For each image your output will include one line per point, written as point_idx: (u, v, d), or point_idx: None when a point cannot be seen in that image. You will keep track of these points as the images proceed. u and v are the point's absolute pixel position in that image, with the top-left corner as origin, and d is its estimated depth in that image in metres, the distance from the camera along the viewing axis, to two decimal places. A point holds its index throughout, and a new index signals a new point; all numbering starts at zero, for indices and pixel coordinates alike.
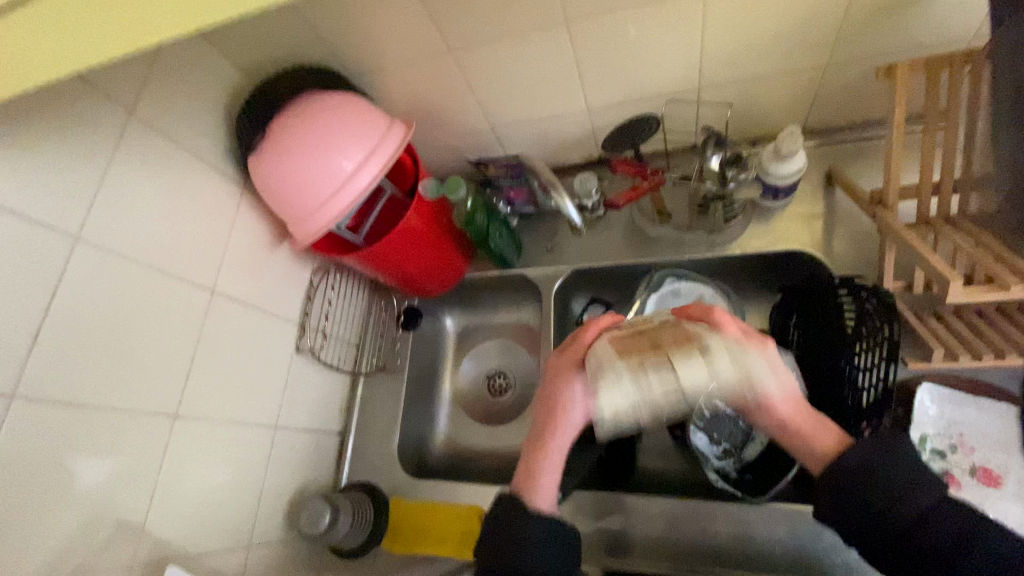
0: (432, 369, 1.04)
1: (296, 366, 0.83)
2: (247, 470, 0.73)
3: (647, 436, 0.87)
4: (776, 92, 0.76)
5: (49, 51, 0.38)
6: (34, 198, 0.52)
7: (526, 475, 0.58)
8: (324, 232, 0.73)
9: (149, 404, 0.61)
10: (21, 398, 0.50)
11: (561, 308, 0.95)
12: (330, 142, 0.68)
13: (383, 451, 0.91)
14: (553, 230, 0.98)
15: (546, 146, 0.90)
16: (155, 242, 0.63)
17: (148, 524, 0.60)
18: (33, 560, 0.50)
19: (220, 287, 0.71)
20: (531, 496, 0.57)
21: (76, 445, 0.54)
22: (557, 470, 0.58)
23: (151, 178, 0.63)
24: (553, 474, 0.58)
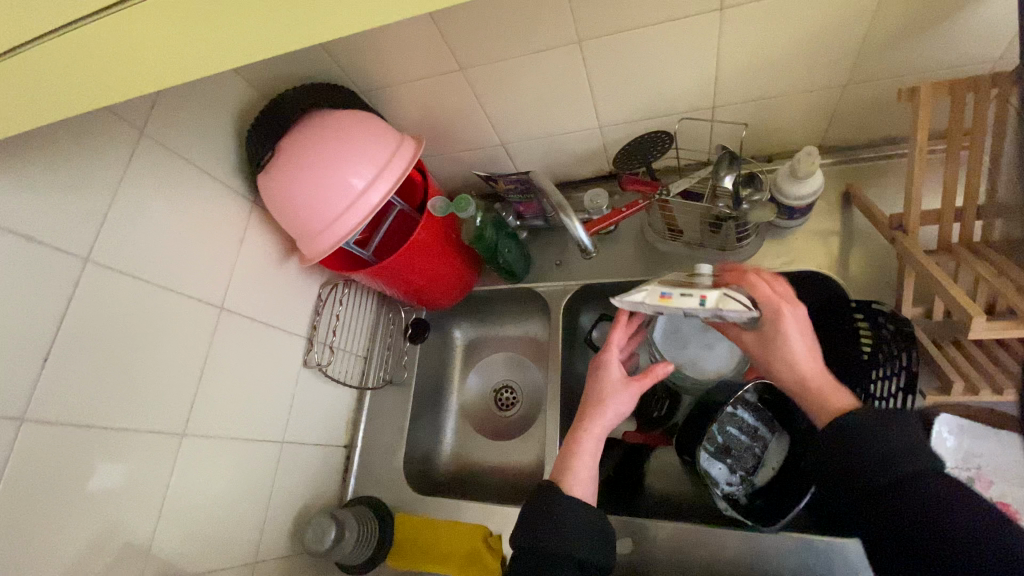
0: (439, 381, 1.04)
1: (303, 380, 0.83)
2: (251, 488, 0.73)
3: (654, 457, 0.86)
4: (793, 109, 0.74)
5: (91, 81, 0.39)
6: (43, 221, 0.52)
7: (562, 464, 0.61)
8: (333, 249, 0.72)
9: (154, 424, 0.61)
10: (29, 420, 0.50)
11: (569, 323, 0.95)
12: (339, 161, 0.68)
13: (389, 466, 0.91)
14: (562, 244, 0.97)
15: (556, 160, 0.89)
16: (162, 260, 0.63)
17: (152, 545, 0.60)
18: None
19: (228, 303, 0.71)
20: (568, 479, 0.59)
21: (84, 465, 0.54)
22: (591, 457, 0.61)
23: (160, 195, 0.63)
24: (587, 461, 0.61)
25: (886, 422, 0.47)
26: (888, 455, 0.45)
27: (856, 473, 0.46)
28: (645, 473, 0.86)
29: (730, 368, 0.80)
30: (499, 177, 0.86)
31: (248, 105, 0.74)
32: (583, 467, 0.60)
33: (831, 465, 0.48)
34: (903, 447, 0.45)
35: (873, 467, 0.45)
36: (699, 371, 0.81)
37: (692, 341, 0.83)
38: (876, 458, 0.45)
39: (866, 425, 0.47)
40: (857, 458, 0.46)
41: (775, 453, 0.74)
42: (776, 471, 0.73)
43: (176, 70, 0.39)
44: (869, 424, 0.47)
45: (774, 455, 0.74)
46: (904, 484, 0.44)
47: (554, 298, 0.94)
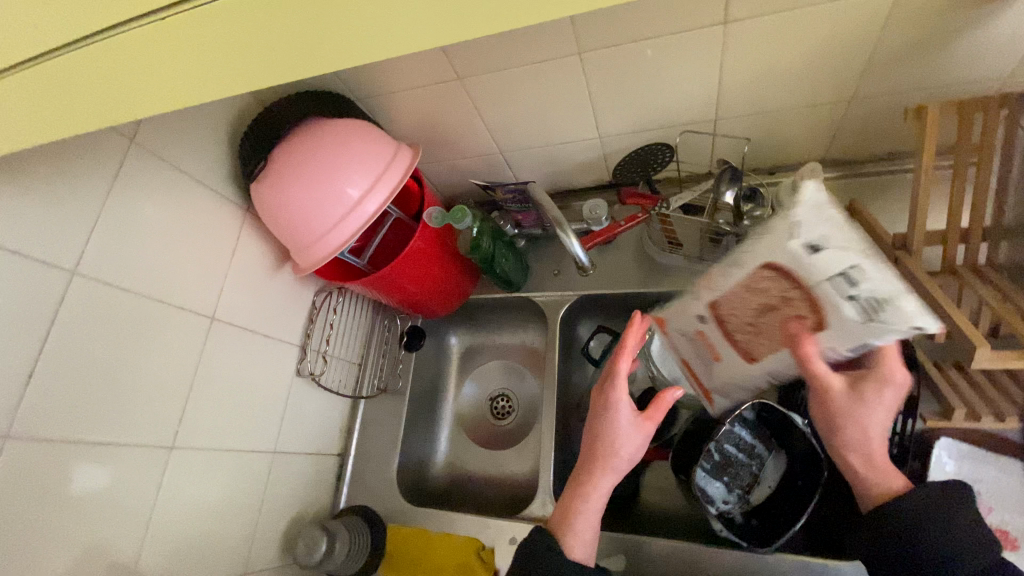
0: (434, 389, 1.03)
1: (295, 390, 0.82)
2: (242, 499, 0.72)
3: (650, 470, 0.85)
4: (797, 124, 0.73)
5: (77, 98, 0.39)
6: (29, 233, 0.51)
7: (563, 517, 0.58)
8: (327, 260, 0.71)
9: (143, 437, 0.60)
10: (14, 437, 0.49)
11: (566, 333, 0.94)
12: (333, 171, 0.67)
13: (382, 476, 0.90)
14: (560, 254, 0.96)
15: (555, 170, 0.88)
16: (154, 270, 0.62)
17: (139, 561, 0.59)
18: None
19: (219, 313, 0.70)
20: (568, 538, 0.56)
21: (70, 481, 0.54)
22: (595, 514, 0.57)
23: (151, 206, 0.62)
24: (589, 517, 0.57)
25: (951, 509, 0.48)
26: (959, 553, 0.46)
27: (919, 565, 0.47)
28: (641, 487, 0.85)
29: None
30: (497, 186, 0.85)
31: (242, 112, 0.73)
32: (584, 526, 0.57)
33: (890, 547, 0.49)
34: (971, 546, 0.46)
35: (940, 561, 0.46)
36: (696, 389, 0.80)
37: None
38: (939, 553, 0.47)
39: (931, 513, 0.48)
40: (921, 551, 0.47)
41: (772, 471, 0.73)
42: (773, 490, 0.73)
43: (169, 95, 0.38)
44: (936, 512, 0.48)
45: (771, 471, 0.74)
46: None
47: (551, 308, 0.93)
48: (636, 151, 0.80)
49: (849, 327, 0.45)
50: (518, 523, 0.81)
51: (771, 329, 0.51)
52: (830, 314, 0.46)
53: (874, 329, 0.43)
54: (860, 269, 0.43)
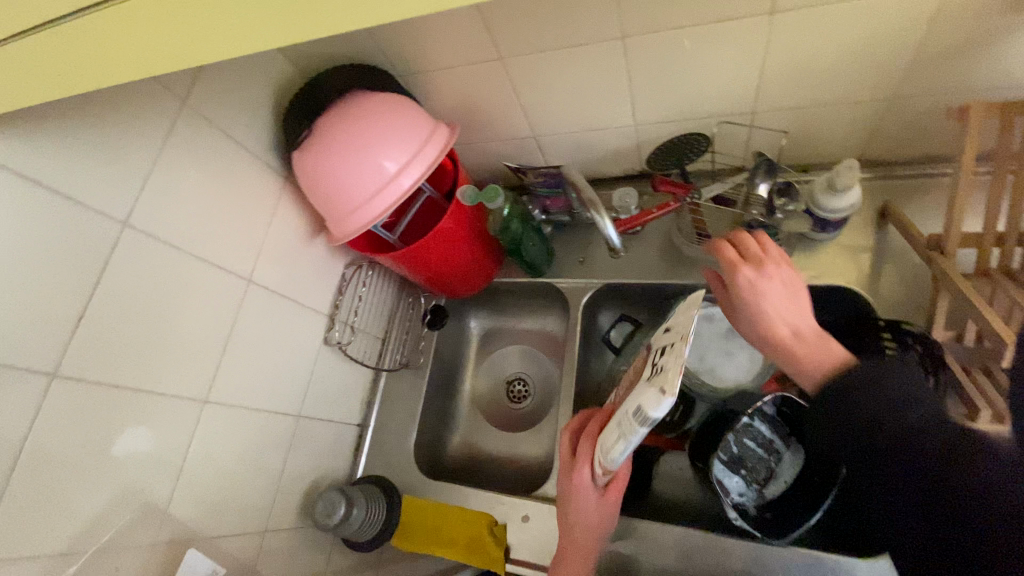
0: (453, 368, 1.05)
1: (322, 358, 0.85)
2: (265, 458, 0.74)
3: (663, 461, 0.86)
4: (835, 121, 0.73)
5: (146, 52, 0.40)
6: (88, 184, 0.53)
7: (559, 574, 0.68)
8: (360, 233, 0.72)
9: (176, 388, 0.62)
10: (61, 377, 0.52)
11: (588, 320, 0.95)
12: (373, 143, 0.68)
13: (400, 448, 0.92)
14: (587, 242, 0.97)
15: (587, 157, 0.89)
16: (197, 229, 0.64)
17: (169, 508, 0.62)
18: (56, 537, 0.52)
19: (256, 277, 0.72)
20: None
21: (111, 424, 0.56)
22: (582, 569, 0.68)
23: (198, 167, 0.64)
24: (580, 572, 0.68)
25: (882, 381, 0.46)
26: (912, 431, 0.42)
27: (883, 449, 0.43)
28: (653, 476, 0.86)
29: (749, 378, 0.80)
30: (529, 171, 0.86)
31: (288, 84, 0.75)
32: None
33: (844, 436, 0.46)
34: (922, 426, 0.42)
35: (900, 435, 0.43)
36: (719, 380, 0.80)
37: (711, 347, 0.83)
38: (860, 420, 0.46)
39: (863, 382, 0.47)
40: (875, 431, 0.44)
41: (788, 467, 0.74)
42: (788, 485, 0.73)
43: (232, 49, 0.39)
44: (889, 398, 0.45)
45: (787, 467, 0.74)
46: (912, 439, 0.42)
47: (575, 295, 0.94)
48: (670, 141, 0.80)
49: (648, 396, 0.51)
50: (531, 501, 0.82)
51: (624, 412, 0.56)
52: (652, 398, 0.49)
53: (651, 396, 0.50)
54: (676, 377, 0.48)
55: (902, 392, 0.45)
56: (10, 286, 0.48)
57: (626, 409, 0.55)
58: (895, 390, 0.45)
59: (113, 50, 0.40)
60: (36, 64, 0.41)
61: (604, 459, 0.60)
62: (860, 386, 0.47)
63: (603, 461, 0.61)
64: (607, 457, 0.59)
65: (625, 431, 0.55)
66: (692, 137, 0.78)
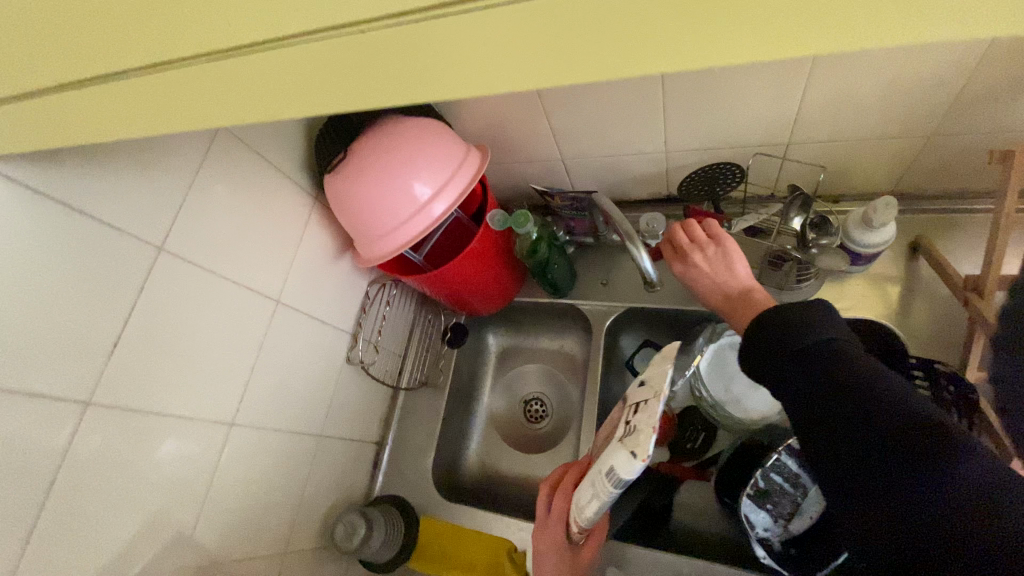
0: (471, 386, 1.04)
1: (343, 377, 0.84)
2: (287, 480, 0.74)
3: (685, 488, 0.87)
4: (870, 155, 0.72)
5: None
6: (126, 209, 0.53)
7: None
8: (390, 255, 0.72)
9: (204, 411, 0.62)
10: (95, 405, 0.51)
11: (610, 343, 0.94)
12: (406, 167, 0.67)
13: (418, 468, 0.91)
14: (610, 264, 0.96)
15: (614, 181, 0.88)
16: (226, 251, 0.63)
17: (194, 533, 0.61)
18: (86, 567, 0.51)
19: (283, 298, 0.72)
20: None
21: (140, 450, 0.55)
22: None
23: (229, 191, 0.63)
24: None
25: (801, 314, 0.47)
26: (843, 366, 0.42)
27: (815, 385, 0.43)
28: (674, 503, 0.87)
29: (774, 410, 0.79)
30: (555, 193, 0.85)
31: None
32: None
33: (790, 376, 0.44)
34: (850, 365, 0.42)
35: (832, 369, 0.42)
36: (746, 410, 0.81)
37: (737, 378, 0.83)
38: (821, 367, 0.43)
39: (796, 319, 0.47)
40: (812, 365, 0.43)
41: (814, 502, 0.72)
42: (814, 521, 0.72)
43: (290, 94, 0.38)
44: (810, 322, 0.46)
45: (813, 503, 0.72)
46: (847, 378, 0.41)
47: (597, 318, 0.93)
48: (694, 175, 0.77)
49: (614, 463, 0.55)
50: None
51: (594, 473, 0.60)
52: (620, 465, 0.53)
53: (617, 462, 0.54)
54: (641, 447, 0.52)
55: (819, 322, 0.46)
56: (48, 315, 0.48)
57: (600, 469, 0.58)
58: (815, 320, 0.46)
59: (158, 112, 0.38)
60: (83, 117, 0.40)
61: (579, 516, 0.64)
62: (785, 315, 0.47)
63: (577, 517, 0.65)
64: (582, 515, 0.62)
65: (599, 491, 0.57)
66: (722, 165, 0.74)
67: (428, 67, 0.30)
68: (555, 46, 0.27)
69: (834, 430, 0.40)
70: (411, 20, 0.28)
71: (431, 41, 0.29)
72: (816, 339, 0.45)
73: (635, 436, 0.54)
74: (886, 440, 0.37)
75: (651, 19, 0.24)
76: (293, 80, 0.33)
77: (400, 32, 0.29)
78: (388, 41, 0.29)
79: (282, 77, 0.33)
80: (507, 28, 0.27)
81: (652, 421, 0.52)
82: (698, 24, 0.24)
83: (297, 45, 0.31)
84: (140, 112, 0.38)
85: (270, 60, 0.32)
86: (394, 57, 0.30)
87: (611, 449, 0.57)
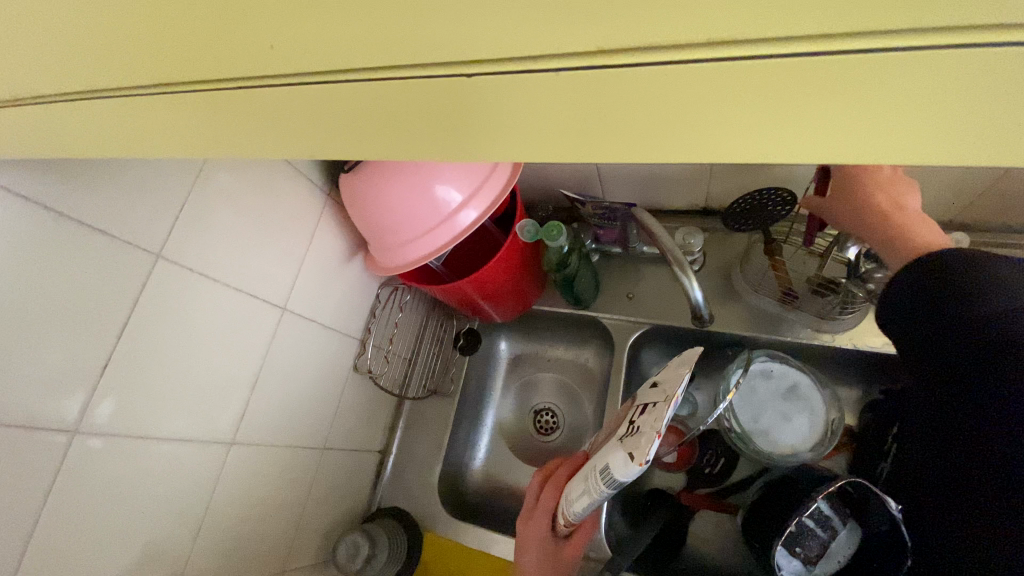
0: (481, 394, 0.99)
1: (351, 383, 0.80)
2: (288, 496, 0.69)
3: (700, 516, 0.84)
4: (934, 182, 0.67)
5: None
6: (119, 212, 0.47)
7: None
8: (409, 261, 0.67)
9: (201, 431, 0.56)
10: (82, 433, 0.46)
11: (632, 361, 0.88)
12: (431, 171, 0.62)
13: (422, 479, 0.87)
14: (636, 275, 0.90)
15: (649, 189, 0.83)
16: (232, 256, 0.58)
17: (186, 563, 0.56)
18: None
19: (291, 304, 0.66)
20: None
21: (129, 479, 0.50)
22: None
23: (239, 189, 0.57)
24: None
25: (957, 271, 0.47)
26: (966, 294, 0.46)
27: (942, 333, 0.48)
28: (688, 533, 0.83)
29: (807, 446, 0.75)
30: (587, 200, 0.78)
31: None
32: None
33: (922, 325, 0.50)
34: (980, 290, 0.46)
35: (951, 301, 0.47)
36: (778, 443, 0.76)
37: (768, 408, 0.78)
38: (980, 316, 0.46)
39: (950, 269, 0.48)
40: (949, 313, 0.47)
41: (844, 546, 0.66)
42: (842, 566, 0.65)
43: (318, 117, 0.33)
44: (949, 270, 0.48)
45: (843, 546, 0.66)
46: (995, 323, 0.45)
47: (619, 333, 0.88)
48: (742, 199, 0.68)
49: (613, 458, 0.54)
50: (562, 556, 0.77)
51: (590, 466, 0.60)
52: (618, 462, 0.52)
53: (615, 461, 0.53)
54: (641, 449, 0.50)
55: (989, 283, 0.45)
56: (31, 336, 0.42)
57: (595, 466, 0.58)
58: (982, 280, 0.46)
59: (179, 127, 0.33)
60: (95, 122, 0.35)
61: (567, 510, 0.63)
62: (943, 270, 0.48)
63: (565, 511, 0.64)
64: (572, 509, 0.62)
65: (592, 488, 0.57)
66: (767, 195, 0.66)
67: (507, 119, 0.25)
68: (684, 111, 0.21)
69: (982, 380, 0.46)
70: (498, 67, 0.22)
71: (520, 92, 0.23)
72: (992, 309, 0.45)
73: (640, 435, 0.52)
74: (965, 363, 0.47)
75: (812, 97, 0.19)
76: (345, 113, 0.28)
77: (482, 78, 0.23)
78: (465, 86, 0.24)
79: (316, 104, 0.28)
80: (613, 90, 0.21)
81: (655, 427, 0.51)
82: (888, 107, 0.19)
83: (355, 78, 0.26)
84: (154, 129, 0.34)
85: (320, 88, 0.27)
86: (470, 102, 0.25)
87: (606, 449, 0.57)
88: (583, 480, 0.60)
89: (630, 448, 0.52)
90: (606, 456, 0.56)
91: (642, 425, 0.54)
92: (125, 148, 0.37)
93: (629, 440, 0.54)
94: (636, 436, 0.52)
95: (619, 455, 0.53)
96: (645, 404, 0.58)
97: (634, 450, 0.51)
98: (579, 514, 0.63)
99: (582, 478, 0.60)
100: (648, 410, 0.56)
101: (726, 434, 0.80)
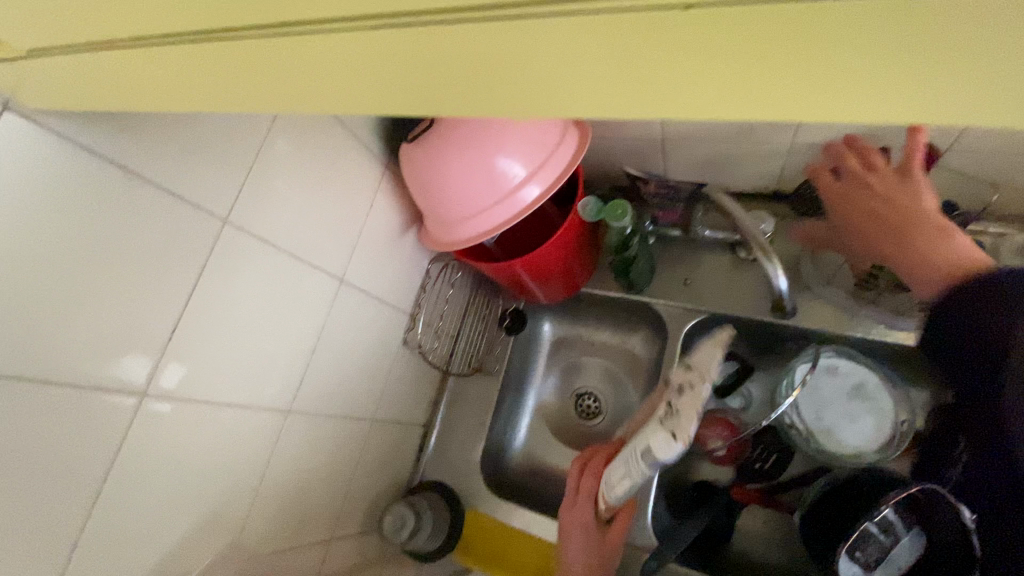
0: (525, 375, 0.98)
1: (400, 358, 0.79)
2: (340, 465, 0.70)
3: (749, 511, 0.81)
4: None
5: None
6: (190, 175, 0.46)
7: None
8: (465, 238, 0.65)
9: (264, 399, 0.57)
10: (151, 395, 0.46)
11: (685, 350, 0.85)
12: (496, 144, 0.60)
13: (465, 456, 0.87)
14: (694, 261, 0.86)
15: (716, 171, 0.78)
16: (297, 225, 0.57)
17: (245, 525, 0.57)
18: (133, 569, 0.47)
19: (348, 276, 0.66)
20: None
21: (191, 443, 0.50)
22: None
23: (301, 156, 0.56)
24: None
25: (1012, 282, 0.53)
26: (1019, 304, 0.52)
27: (998, 332, 0.53)
28: (735, 527, 0.81)
29: (872, 447, 0.71)
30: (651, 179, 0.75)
31: None
32: None
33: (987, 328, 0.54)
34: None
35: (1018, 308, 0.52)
36: (840, 444, 0.72)
37: (831, 407, 0.74)
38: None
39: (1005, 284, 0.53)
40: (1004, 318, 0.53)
41: (906, 551, 0.61)
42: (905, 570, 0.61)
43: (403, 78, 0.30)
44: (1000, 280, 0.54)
45: (905, 552, 0.61)
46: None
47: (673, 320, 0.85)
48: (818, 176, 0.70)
49: (653, 440, 0.52)
50: None
51: (629, 448, 0.58)
52: (659, 444, 0.50)
53: (656, 442, 0.51)
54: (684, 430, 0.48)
55: None
56: (93, 302, 0.41)
57: (635, 449, 0.56)
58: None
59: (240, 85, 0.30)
60: (146, 79, 0.32)
61: (608, 494, 0.62)
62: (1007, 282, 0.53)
63: (606, 495, 0.63)
64: (613, 493, 0.61)
65: (633, 471, 0.55)
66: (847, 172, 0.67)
67: (626, 85, 0.22)
68: (863, 76, 0.18)
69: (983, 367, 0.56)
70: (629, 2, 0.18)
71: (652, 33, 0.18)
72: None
73: (682, 417, 0.50)
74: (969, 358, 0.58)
75: None
76: (435, 72, 0.25)
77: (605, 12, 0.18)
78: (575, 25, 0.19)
79: (393, 57, 0.24)
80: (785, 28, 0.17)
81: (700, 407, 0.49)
82: None
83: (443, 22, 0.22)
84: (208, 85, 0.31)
85: (402, 39, 0.23)
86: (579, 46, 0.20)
87: (647, 431, 0.55)
88: (622, 464, 0.58)
89: (671, 430, 0.50)
90: (646, 439, 0.54)
91: (682, 406, 0.51)
92: (191, 106, 0.34)
93: (671, 420, 0.52)
94: (679, 417, 0.50)
95: (660, 437, 0.51)
96: (681, 383, 0.56)
97: (676, 431, 0.49)
98: (620, 498, 0.61)
99: (622, 462, 0.59)
100: (688, 391, 0.53)
101: (783, 430, 0.76)
